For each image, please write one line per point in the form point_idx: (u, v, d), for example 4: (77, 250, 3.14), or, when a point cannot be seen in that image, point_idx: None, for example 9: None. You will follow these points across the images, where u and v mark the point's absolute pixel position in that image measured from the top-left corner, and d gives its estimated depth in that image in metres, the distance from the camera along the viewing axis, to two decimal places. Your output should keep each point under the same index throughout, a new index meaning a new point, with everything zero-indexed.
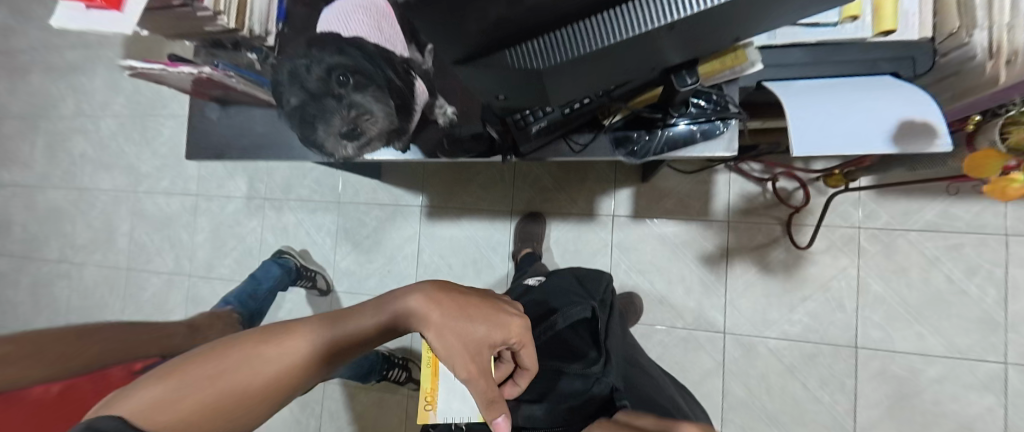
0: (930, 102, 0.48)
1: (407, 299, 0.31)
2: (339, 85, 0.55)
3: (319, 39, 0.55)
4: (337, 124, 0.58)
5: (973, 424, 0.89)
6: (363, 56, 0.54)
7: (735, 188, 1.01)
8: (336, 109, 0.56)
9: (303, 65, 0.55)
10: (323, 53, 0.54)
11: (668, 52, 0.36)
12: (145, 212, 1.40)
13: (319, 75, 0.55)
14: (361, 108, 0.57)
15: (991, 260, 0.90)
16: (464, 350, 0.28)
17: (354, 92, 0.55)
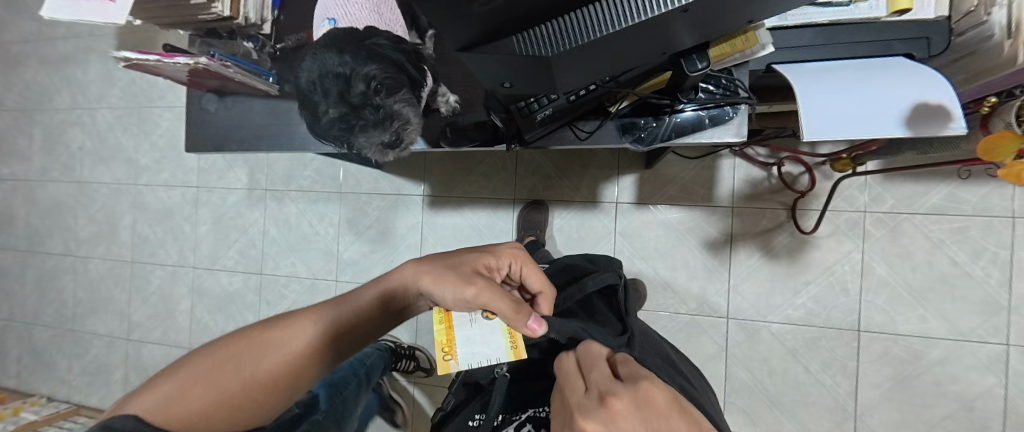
0: (945, 85, 0.47)
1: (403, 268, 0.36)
2: (377, 93, 0.50)
3: (344, 39, 0.51)
4: (380, 136, 0.53)
5: (973, 403, 0.90)
6: (389, 55, 0.52)
7: (740, 173, 1.00)
8: (376, 120, 0.51)
9: (331, 71, 0.50)
10: (358, 60, 0.49)
11: (680, 36, 0.35)
12: (145, 204, 1.40)
13: (355, 86, 0.49)
14: (400, 116, 0.52)
15: (996, 243, 0.89)
16: (456, 271, 0.34)
17: (388, 98, 0.51)
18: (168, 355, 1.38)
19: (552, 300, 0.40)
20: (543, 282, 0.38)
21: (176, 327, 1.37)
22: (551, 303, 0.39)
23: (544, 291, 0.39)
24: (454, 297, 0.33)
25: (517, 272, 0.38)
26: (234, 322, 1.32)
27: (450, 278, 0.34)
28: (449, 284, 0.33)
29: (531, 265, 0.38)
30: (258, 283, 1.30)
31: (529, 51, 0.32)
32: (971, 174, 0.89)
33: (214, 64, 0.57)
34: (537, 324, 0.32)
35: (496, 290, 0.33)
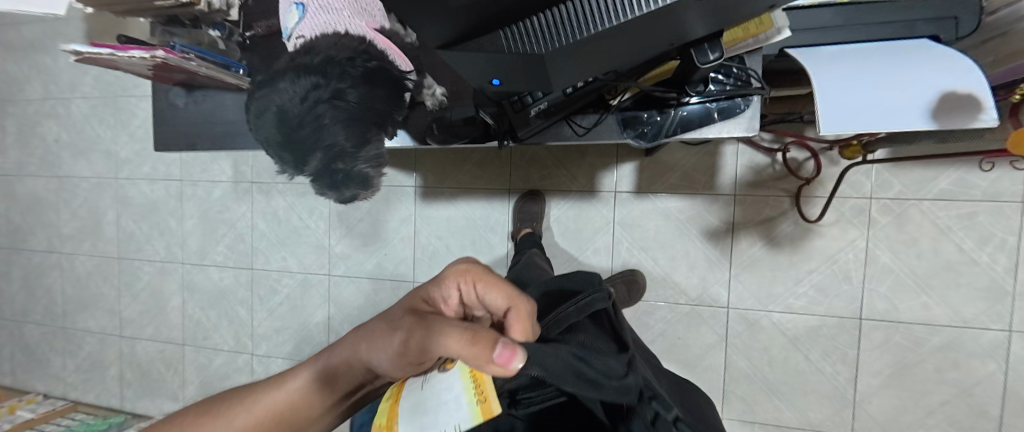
0: (973, 70, 0.43)
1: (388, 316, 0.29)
2: (341, 159, 0.50)
3: (310, 101, 0.46)
4: (335, 190, 0.54)
5: (972, 389, 0.90)
6: (356, 118, 0.48)
7: (743, 159, 0.96)
8: (337, 182, 0.52)
9: (296, 139, 0.48)
10: (324, 130, 0.47)
11: (691, 24, 0.31)
12: (128, 198, 1.35)
13: (316, 155, 0.49)
14: (362, 175, 0.53)
15: (1005, 229, 0.86)
16: (412, 318, 0.24)
17: (355, 163, 0.51)
18: (162, 351, 1.36)
19: (528, 323, 0.24)
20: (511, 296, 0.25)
21: (169, 323, 1.35)
22: (527, 326, 0.24)
23: (513, 307, 0.25)
24: (397, 343, 0.24)
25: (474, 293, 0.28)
26: (227, 318, 1.30)
27: (383, 325, 0.27)
28: (377, 340, 0.26)
29: (486, 276, 0.27)
30: (249, 278, 1.27)
31: (518, 48, 0.29)
32: (994, 166, 0.84)
33: (172, 57, 0.52)
34: (509, 354, 0.16)
35: (424, 322, 0.22)
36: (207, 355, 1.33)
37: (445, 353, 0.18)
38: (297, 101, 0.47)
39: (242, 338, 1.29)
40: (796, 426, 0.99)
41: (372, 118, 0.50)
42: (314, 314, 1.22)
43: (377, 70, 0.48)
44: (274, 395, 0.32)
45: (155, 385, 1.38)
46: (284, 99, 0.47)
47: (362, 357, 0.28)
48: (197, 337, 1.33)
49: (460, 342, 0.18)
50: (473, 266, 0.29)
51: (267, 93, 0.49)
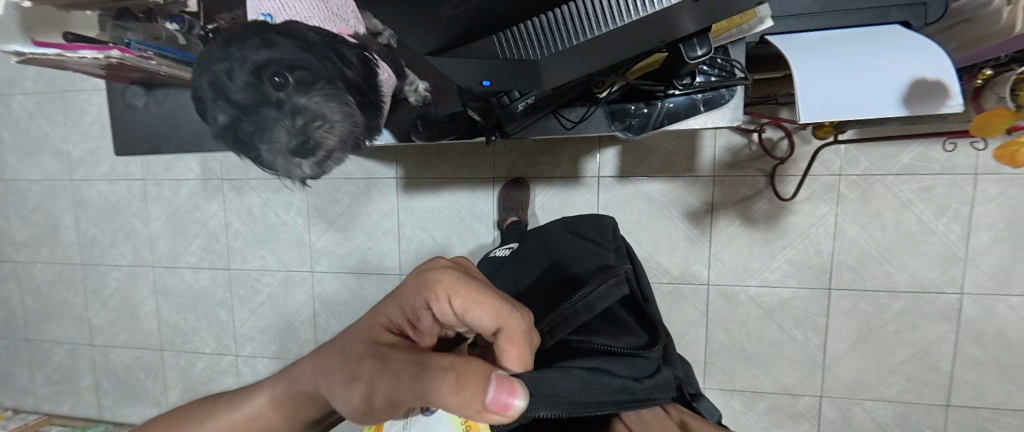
0: (943, 55, 0.45)
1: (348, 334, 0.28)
2: (276, 87, 0.39)
3: (238, 34, 0.41)
4: (281, 140, 0.39)
5: (928, 348, 0.98)
6: (299, 45, 0.41)
7: (721, 141, 0.99)
8: (277, 120, 0.39)
9: (224, 80, 0.40)
10: (246, 46, 0.39)
11: (684, 24, 0.31)
12: (86, 201, 1.27)
13: (244, 78, 0.39)
14: (308, 111, 0.39)
15: (959, 200, 0.92)
16: (372, 359, 0.23)
17: (298, 93, 0.39)
18: (139, 357, 1.31)
19: (521, 347, 0.23)
20: (500, 314, 0.24)
21: (144, 329, 1.30)
22: (522, 353, 0.23)
23: (503, 328, 0.24)
24: (360, 387, 0.23)
25: (449, 312, 0.26)
26: (206, 320, 1.26)
27: (341, 363, 0.25)
28: (338, 380, 0.25)
29: (463, 292, 0.25)
30: (228, 278, 1.23)
31: (511, 53, 0.28)
32: (956, 146, 0.89)
33: (128, 56, 0.50)
34: (504, 393, 0.17)
35: (390, 367, 0.22)
36: (188, 359, 1.29)
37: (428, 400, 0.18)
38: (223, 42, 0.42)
39: (224, 340, 1.26)
40: (772, 391, 1.06)
41: (317, 53, 0.42)
42: (299, 311, 1.20)
43: (333, 41, 0.44)
44: (233, 418, 0.30)
45: (135, 392, 1.34)
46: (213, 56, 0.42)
47: (326, 393, 0.26)
48: (176, 341, 1.29)
49: (446, 388, 0.17)
50: (443, 278, 0.26)
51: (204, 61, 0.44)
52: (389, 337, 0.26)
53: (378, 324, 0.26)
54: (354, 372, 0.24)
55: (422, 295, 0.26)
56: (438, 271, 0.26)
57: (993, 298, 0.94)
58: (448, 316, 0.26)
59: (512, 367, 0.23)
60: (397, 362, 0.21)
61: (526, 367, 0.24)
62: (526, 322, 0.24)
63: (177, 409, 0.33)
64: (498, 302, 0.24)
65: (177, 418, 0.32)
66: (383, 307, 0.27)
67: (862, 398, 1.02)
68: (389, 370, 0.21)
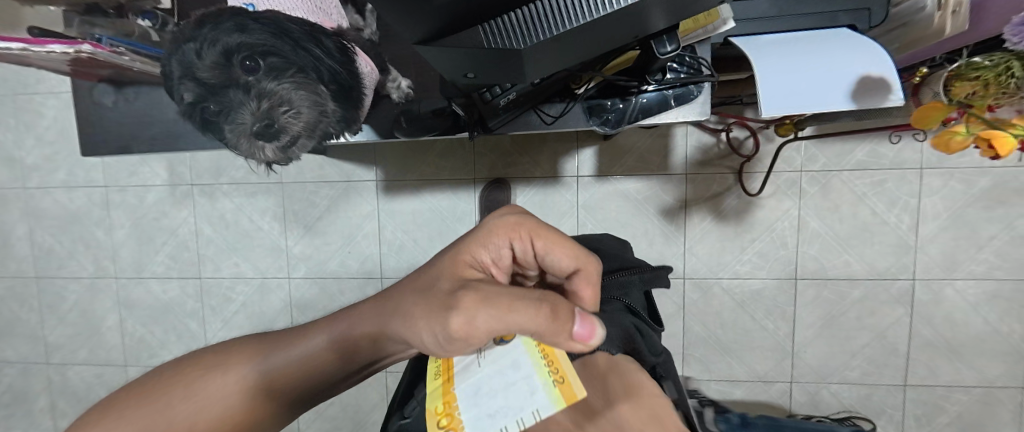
0: (885, 55, 0.49)
1: (412, 279, 0.30)
2: (246, 71, 0.46)
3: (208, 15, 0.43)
4: (247, 121, 0.49)
5: (885, 332, 1.04)
6: (274, 32, 0.45)
7: (692, 140, 1.03)
8: (245, 100, 0.48)
9: (203, 61, 0.44)
10: (220, 30, 0.43)
11: (655, 19, 0.34)
12: (41, 210, 1.20)
13: (214, 59, 0.44)
14: (274, 96, 0.49)
15: (908, 193, 0.99)
16: (465, 292, 0.23)
17: (267, 78, 0.48)
18: (100, 375, 1.24)
19: (596, 286, 0.29)
20: (579, 257, 0.29)
21: (106, 344, 1.23)
22: (595, 292, 0.29)
23: (581, 269, 0.29)
24: (442, 326, 0.23)
25: (529, 251, 0.30)
26: (175, 332, 1.21)
27: (421, 301, 0.26)
28: (419, 317, 0.25)
29: (549, 236, 0.29)
30: (198, 288, 1.19)
31: (496, 43, 0.30)
32: (901, 139, 0.97)
33: (99, 51, 0.50)
34: (584, 330, 0.21)
35: (487, 298, 0.22)
36: None
37: (530, 327, 0.21)
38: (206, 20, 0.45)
39: None
40: (746, 379, 1.10)
41: (287, 41, 0.46)
42: (274, 318, 1.17)
43: (311, 35, 0.46)
44: (277, 357, 0.30)
45: None
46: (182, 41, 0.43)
47: (400, 332, 0.27)
48: (142, 356, 1.23)
49: (546, 318, 0.20)
50: (526, 223, 0.30)
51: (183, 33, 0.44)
52: (473, 274, 0.27)
53: (464, 258, 0.28)
54: (440, 306, 0.24)
55: (510, 234, 0.30)
56: (518, 216, 0.31)
57: (941, 282, 1.01)
58: (527, 255, 0.30)
59: (586, 302, 0.29)
60: (506, 292, 0.22)
61: (596, 305, 0.29)
62: (597, 266, 0.29)
63: (209, 350, 0.32)
64: (578, 248, 0.29)
65: (181, 370, 0.30)
66: (466, 241, 0.29)
67: (829, 382, 1.08)
68: (500, 298, 0.22)
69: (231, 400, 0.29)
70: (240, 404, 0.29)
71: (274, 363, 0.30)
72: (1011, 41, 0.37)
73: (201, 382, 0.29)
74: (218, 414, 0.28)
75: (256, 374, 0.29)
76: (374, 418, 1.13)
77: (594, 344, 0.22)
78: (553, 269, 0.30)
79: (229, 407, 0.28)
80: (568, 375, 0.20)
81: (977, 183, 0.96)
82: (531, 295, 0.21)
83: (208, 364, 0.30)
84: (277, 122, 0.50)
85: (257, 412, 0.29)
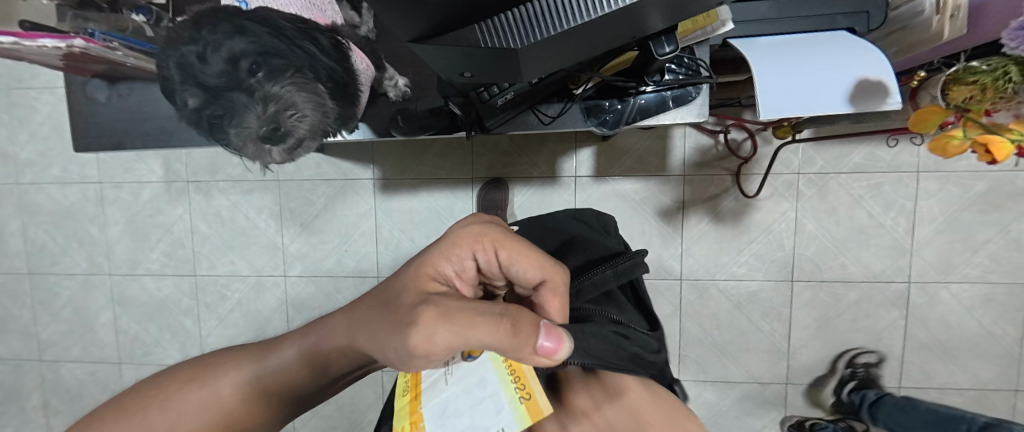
0: (882, 59, 0.49)
1: (378, 290, 0.30)
2: (250, 74, 0.46)
3: (203, 18, 0.42)
4: (253, 125, 0.49)
5: (880, 335, 1.05)
6: (270, 32, 0.43)
7: (690, 142, 1.03)
8: (250, 106, 0.48)
9: (202, 69, 0.44)
10: (220, 33, 0.42)
11: (653, 20, 0.34)
12: (35, 206, 1.19)
13: (214, 64, 0.43)
14: (280, 100, 0.49)
15: (904, 196, 1.00)
16: (426, 309, 0.23)
17: (268, 81, 0.47)
18: (93, 372, 1.23)
19: (563, 297, 0.28)
20: (544, 267, 0.28)
21: (99, 342, 1.22)
22: (562, 304, 0.28)
23: (547, 280, 0.28)
24: (402, 341, 0.23)
25: (494, 262, 0.30)
26: (169, 330, 1.20)
27: (383, 317, 0.26)
28: (381, 332, 0.25)
29: (513, 247, 0.29)
30: (193, 286, 1.18)
31: (493, 42, 0.30)
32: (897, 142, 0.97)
33: (93, 46, 0.49)
34: (550, 344, 0.20)
35: (448, 314, 0.23)
36: (150, 372, 1.22)
37: (489, 343, 0.21)
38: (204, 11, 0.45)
39: (189, 350, 1.20)
40: (742, 380, 1.10)
41: (282, 43, 0.45)
42: (270, 316, 1.16)
43: (306, 32, 0.45)
44: (253, 373, 0.29)
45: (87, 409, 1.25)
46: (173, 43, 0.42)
47: (366, 346, 0.27)
48: (136, 353, 1.22)
49: (505, 334, 0.20)
50: (490, 234, 0.30)
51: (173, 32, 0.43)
52: (435, 288, 0.27)
53: (427, 272, 0.28)
54: (402, 322, 0.24)
55: (472, 245, 0.30)
56: (483, 227, 0.30)
57: (936, 285, 1.02)
58: (491, 267, 0.30)
59: (552, 315, 0.28)
60: (466, 308, 0.22)
61: (564, 318, 0.28)
62: (565, 275, 0.29)
63: (186, 364, 0.32)
64: (543, 258, 0.28)
65: (156, 387, 0.29)
66: (429, 254, 0.29)
67: (824, 384, 1.08)
68: (459, 315, 0.22)
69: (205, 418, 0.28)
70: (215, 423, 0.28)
71: (251, 375, 0.29)
72: (1008, 46, 0.37)
73: (179, 395, 0.28)
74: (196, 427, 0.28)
75: (233, 388, 0.29)
76: (369, 417, 1.13)
77: (561, 357, 0.21)
78: (519, 279, 0.29)
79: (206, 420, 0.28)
80: (534, 391, 0.23)
81: (973, 187, 0.97)
82: (490, 308, 0.21)
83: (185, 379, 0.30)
84: (283, 125, 0.51)
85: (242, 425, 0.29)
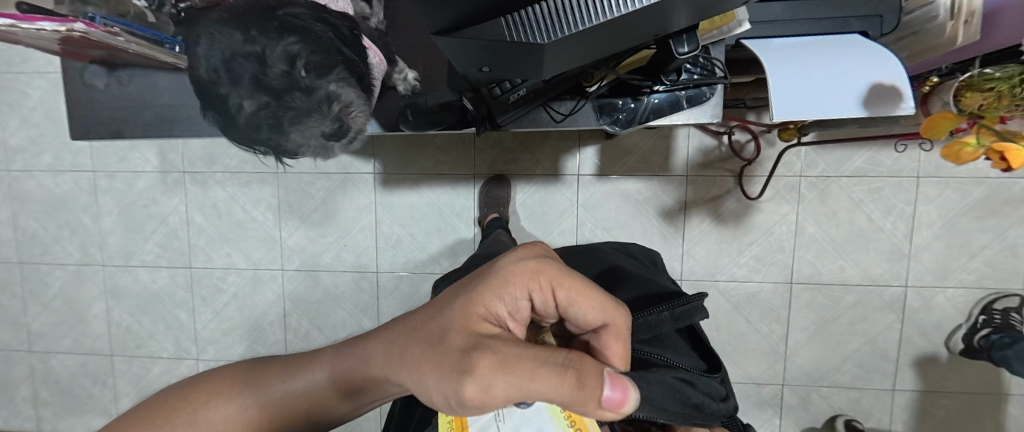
0: (897, 63, 0.49)
1: (420, 318, 0.28)
2: (305, 74, 0.46)
3: (242, 11, 0.42)
4: (324, 125, 0.49)
5: (876, 338, 1.06)
6: (308, 25, 0.44)
7: (694, 142, 1.03)
8: (311, 105, 0.47)
9: (244, 62, 0.43)
10: (268, 31, 0.43)
11: (677, 17, 0.33)
12: (26, 194, 1.16)
13: (275, 65, 0.44)
14: (340, 98, 0.48)
15: (904, 201, 1.00)
16: (481, 353, 0.22)
17: (324, 79, 0.46)
18: (85, 364, 1.21)
19: (625, 342, 0.29)
20: (606, 310, 0.29)
21: (91, 333, 1.20)
22: (625, 348, 0.29)
23: (609, 323, 0.29)
24: (454, 386, 0.22)
25: (550, 302, 0.29)
26: (163, 323, 1.19)
27: (432, 355, 0.25)
28: (430, 372, 0.24)
29: (572, 287, 0.28)
30: (188, 278, 1.16)
31: (517, 36, 0.29)
32: (906, 148, 0.98)
33: (94, 30, 0.46)
34: (612, 395, 0.21)
35: (504, 361, 0.21)
36: (142, 365, 1.20)
37: (549, 396, 0.20)
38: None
39: (183, 343, 1.19)
40: (739, 381, 1.11)
41: (316, 35, 0.45)
42: (266, 309, 1.15)
43: (318, 16, 0.45)
44: (292, 385, 0.29)
45: (78, 400, 1.23)
46: (224, 42, 0.43)
47: (410, 381, 0.26)
48: (128, 345, 1.20)
49: (571, 388, 0.20)
50: (547, 269, 0.29)
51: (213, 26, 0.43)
52: (488, 326, 0.26)
53: (479, 311, 0.26)
54: (454, 365, 0.23)
55: (529, 283, 0.28)
56: (538, 261, 0.29)
57: (932, 290, 1.03)
58: (547, 305, 0.29)
59: (612, 359, 0.29)
60: (525, 356, 0.21)
61: (624, 359, 0.29)
62: (626, 319, 0.29)
63: (212, 374, 0.31)
64: (604, 300, 0.28)
65: (181, 399, 0.28)
66: (482, 290, 0.27)
67: (820, 385, 1.09)
68: (518, 365, 0.21)
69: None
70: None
71: (289, 388, 0.29)
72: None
73: (207, 410, 0.27)
74: None
75: (259, 406, 0.28)
76: (365, 414, 1.12)
77: (624, 408, 0.22)
78: (577, 320, 0.29)
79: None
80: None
81: (972, 193, 0.98)
82: (555, 360, 0.21)
83: (218, 388, 0.29)
84: (335, 120, 0.50)
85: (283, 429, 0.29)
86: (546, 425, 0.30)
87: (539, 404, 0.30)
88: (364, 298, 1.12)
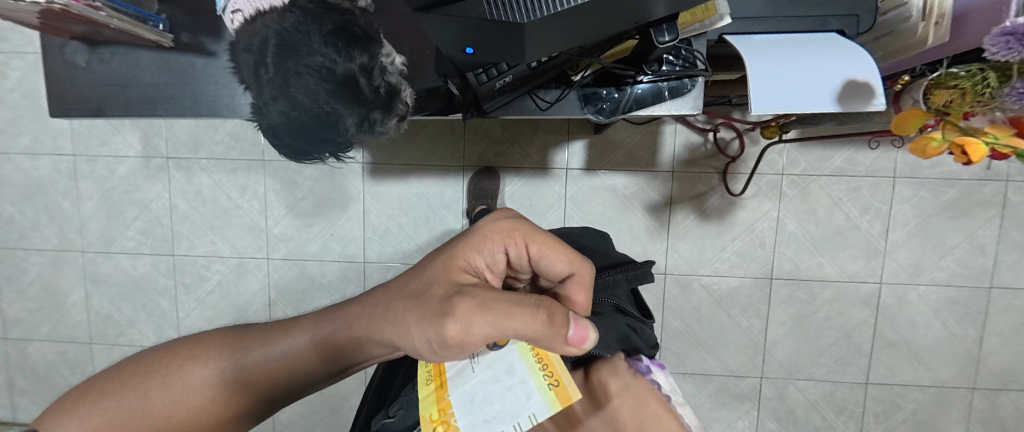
0: (870, 60, 0.51)
1: (406, 278, 0.29)
2: (373, 78, 0.48)
3: (307, 38, 0.44)
4: (398, 115, 0.53)
5: (851, 332, 1.09)
6: (345, 31, 0.47)
7: (680, 139, 1.05)
8: (387, 102, 0.49)
9: (325, 83, 0.44)
10: (341, 53, 0.45)
11: (655, 4, 0.35)
12: (4, 178, 1.13)
13: (366, 80, 0.47)
14: (398, 90, 0.52)
15: (880, 200, 1.03)
16: (461, 299, 0.24)
17: (386, 75, 0.50)
18: (62, 352, 1.19)
19: (590, 291, 0.30)
20: (574, 262, 0.29)
21: (70, 321, 1.18)
22: (588, 294, 0.29)
23: (577, 274, 0.29)
24: (438, 331, 0.24)
25: (525, 257, 0.30)
26: (145, 310, 1.17)
27: (416, 307, 0.26)
28: (415, 323, 0.26)
29: (544, 242, 0.29)
30: (171, 265, 1.15)
31: (500, 16, 0.31)
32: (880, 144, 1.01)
33: (75, 4, 0.46)
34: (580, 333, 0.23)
35: (484, 305, 0.23)
36: (123, 353, 1.19)
37: (523, 331, 0.22)
38: (247, 20, 0.48)
39: (166, 332, 1.17)
40: (719, 373, 1.13)
41: (355, 38, 0.47)
42: (251, 298, 1.14)
43: (342, 25, 0.47)
44: (270, 350, 0.29)
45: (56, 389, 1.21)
46: (303, 74, 0.44)
47: (394, 334, 0.27)
48: (109, 333, 1.18)
49: (545, 324, 0.22)
50: (519, 226, 0.30)
51: (285, 65, 0.44)
52: (469, 279, 0.27)
53: (458, 264, 0.28)
54: (436, 312, 0.25)
55: (504, 239, 0.29)
56: (512, 220, 0.30)
57: (906, 287, 1.06)
58: (522, 261, 0.30)
59: (577, 306, 0.30)
60: (503, 298, 0.23)
61: (588, 308, 0.30)
62: (592, 271, 0.30)
63: (191, 340, 0.31)
64: (572, 253, 0.29)
65: (162, 358, 0.29)
66: (460, 245, 0.28)
67: (796, 378, 1.12)
68: (496, 305, 0.22)
69: (213, 392, 0.28)
70: (226, 400, 0.29)
71: (270, 351, 0.29)
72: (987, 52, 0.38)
73: (181, 373, 0.28)
74: (210, 400, 0.28)
75: (238, 369, 0.29)
76: (350, 402, 1.12)
77: (585, 345, 0.23)
78: (548, 273, 0.30)
79: (224, 392, 0.28)
80: (562, 378, 0.27)
81: (945, 193, 1.01)
82: (529, 301, 0.22)
83: (198, 352, 0.30)
84: (397, 112, 0.52)
85: (263, 394, 0.29)
86: (517, 364, 0.29)
87: (510, 344, 0.30)
88: (351, 288, 1.12)
